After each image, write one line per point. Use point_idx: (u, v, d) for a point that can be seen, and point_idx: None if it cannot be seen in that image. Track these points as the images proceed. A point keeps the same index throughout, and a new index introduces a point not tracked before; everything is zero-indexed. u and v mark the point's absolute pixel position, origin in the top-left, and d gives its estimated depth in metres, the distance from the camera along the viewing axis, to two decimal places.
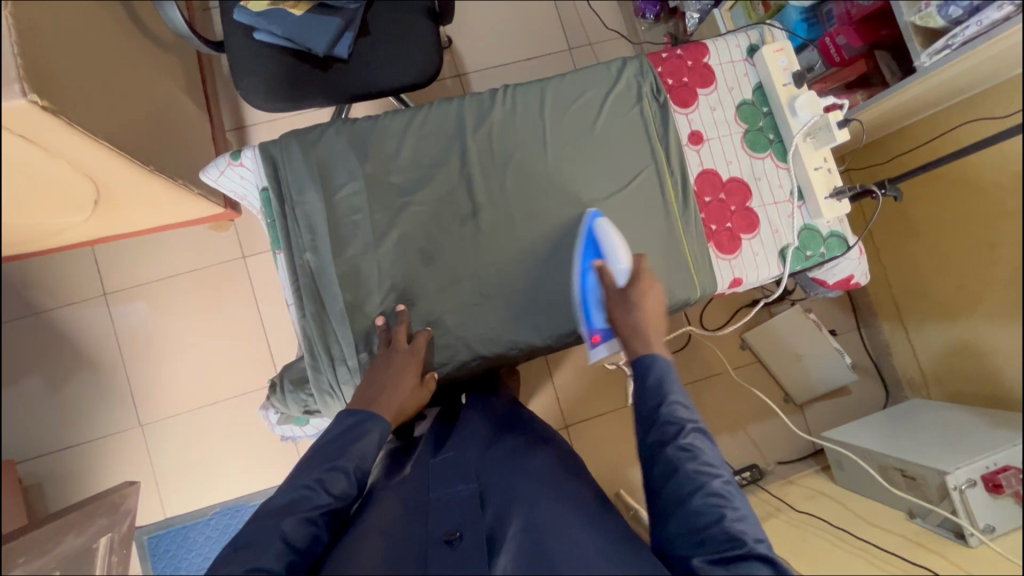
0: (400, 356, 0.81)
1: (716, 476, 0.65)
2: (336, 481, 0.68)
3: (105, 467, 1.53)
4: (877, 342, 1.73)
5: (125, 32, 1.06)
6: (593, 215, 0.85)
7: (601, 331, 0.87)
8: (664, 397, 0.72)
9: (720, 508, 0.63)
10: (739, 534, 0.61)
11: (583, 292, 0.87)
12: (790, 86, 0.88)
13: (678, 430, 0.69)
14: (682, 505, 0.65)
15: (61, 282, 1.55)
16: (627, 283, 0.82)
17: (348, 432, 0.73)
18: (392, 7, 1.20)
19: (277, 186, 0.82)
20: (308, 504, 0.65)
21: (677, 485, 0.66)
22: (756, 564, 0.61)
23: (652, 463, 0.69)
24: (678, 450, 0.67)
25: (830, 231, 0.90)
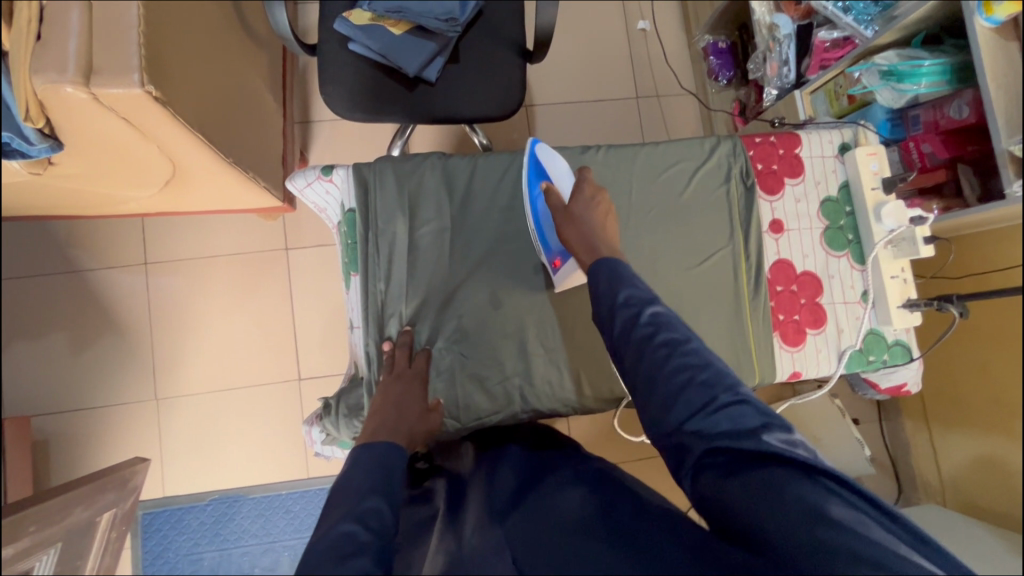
0: (405, 380, 0.79)
1: (684, 341, 0.66)
2: (373, 514, 0.59)
3: (112, 436, 1.51)
4: (898, 438, 1.71)
5: (231, 25, 1.08)
6: (533, 143, 0.86)
7: (560, 253, 0.83)
8: (617, 291, 0.72)
9: (692, 368, 0.63)
10: (712, 387, 0.62)
11: (535, 215, 0.83)
12: (878, 191, 0.88)
13: (638, 311, 0.69)
14: (658, 374, 0.64)
15: (105, 244, 1.56)
16: (573, 196, 0.82)
17: (374, 461, 0.67)
18: (485, 39, 1.22)
19: (364, 209, 0.83)
20: (354, 542, 0.56)
21: (647, 360, 0.66)
22: (742, 408, 0.60)
23: (623, 349, 0.69)
24: (644, 326, 0.67)
25: (896, 339, 0.90)
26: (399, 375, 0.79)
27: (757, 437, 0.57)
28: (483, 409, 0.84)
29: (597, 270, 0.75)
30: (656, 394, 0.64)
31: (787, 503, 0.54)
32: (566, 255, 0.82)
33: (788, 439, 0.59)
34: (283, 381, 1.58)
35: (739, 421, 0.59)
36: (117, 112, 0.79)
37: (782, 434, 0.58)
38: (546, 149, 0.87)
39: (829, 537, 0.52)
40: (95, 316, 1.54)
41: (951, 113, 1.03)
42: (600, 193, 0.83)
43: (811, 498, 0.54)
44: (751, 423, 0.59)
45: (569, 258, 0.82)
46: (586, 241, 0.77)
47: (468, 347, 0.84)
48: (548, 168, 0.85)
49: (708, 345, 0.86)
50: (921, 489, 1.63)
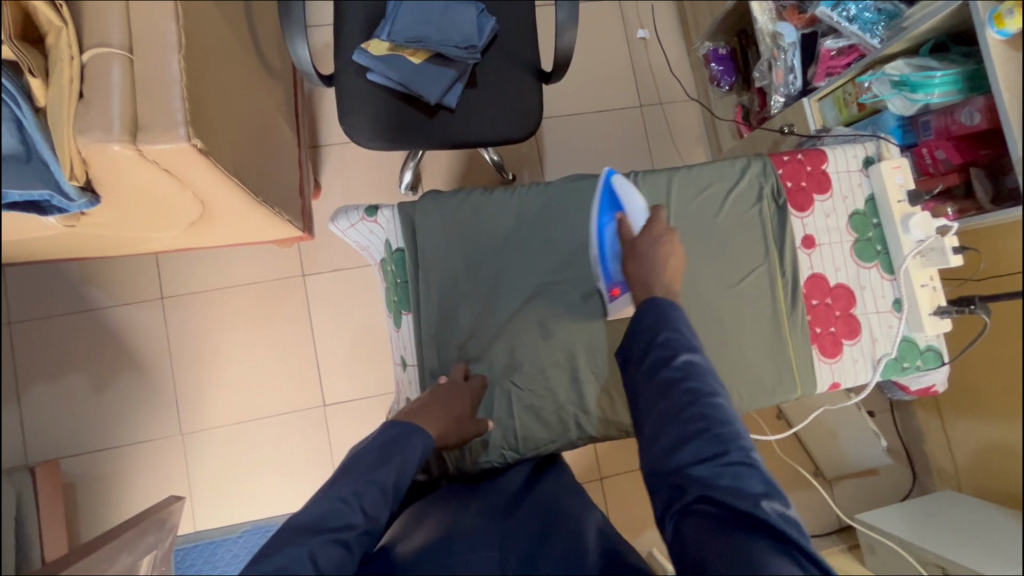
0: (455, 387, 0.81)
1: (710, 393, 0.69)
2: (369, 498, 0.65)
3: (139, 473, 1.50)
4: (910, 427, 1.75)
5: (252, 63, 1.08)
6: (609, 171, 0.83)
7: (620, 283, 0.85)
8: (659, 329, 0.75)
9: (712, 421, 0.67)
10: (727, 444, 0.65)
11: (600, 243, 0.84)
12: (904, 203, 0.91)
13: (672, 354, 0.73)
14: (679, 417, 0.68)
15: (121, 281, 1.55)
16: (645, 229, 0.84)
17: (391, 441, 0.72)
18: (502, 62, 1.23)
19: (413, 250, 0.85)
20: (343, 520, 0.63)
21: (670, 404, 0.69)
22: (746, 473, 0.64)
23: (649, 387, 0.73)
24: (675, 370, 0.71)
25: (927, 344, 0.92)
26: (447, 386, 0.81)
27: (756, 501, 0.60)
28: (539, 438, 0.86)
29: (643, 308, 0.77)
30: (670, 433, 0.68)
31: (761, 565, 0.56)
32: (626, 287, 0.84)
33: (784, 513, 0.62)
34: (308, 409, 1.58)
35: (741, 481, 0.63)
36: (159, 165, 0.79)
37: (779, 506, 0.61)
38: (624, 180, 0.84)
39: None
40: (114, 354, 1.52)
41: (962, 119, 1.06)
42: (669, 234, 0.84)
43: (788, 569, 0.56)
44: (753, 487, 0.62)
45: (628, 290, 0.85)
46: (645, 281, 0.79)
47: (521, 379, 0.86)
48: (622, 199, 0.85)
49: (750, 361, 0.88)
50: (936, 475, 1.67)
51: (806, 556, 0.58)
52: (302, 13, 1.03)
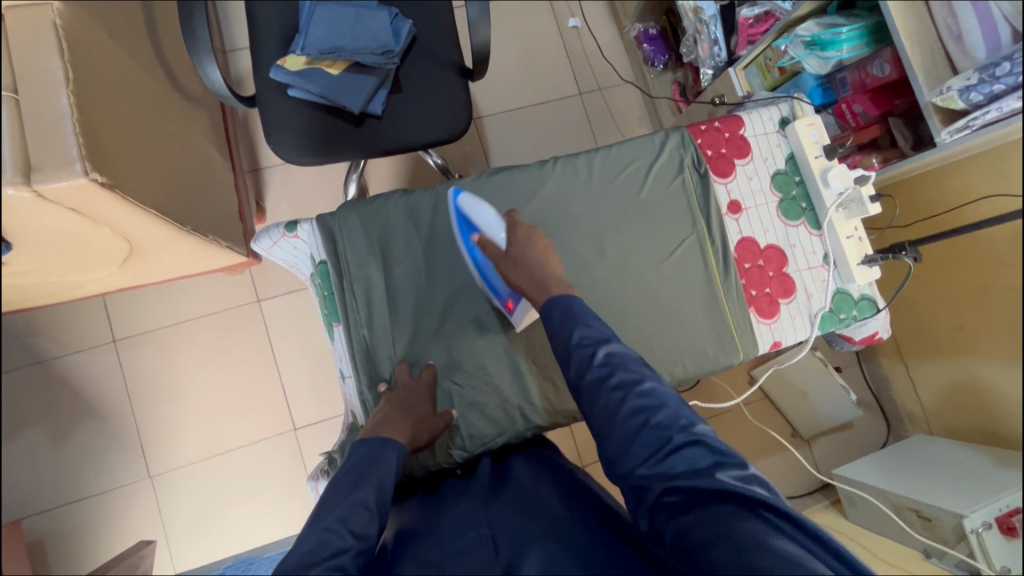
0: (408, 391, 0.81)
1: (638, 382, 0.69)
2: (356, 518, 0.63)
3: (110, 522, 1.46)
4: (878, 378, 1.78)
5: (164, 91, 1.06)
6: (454, 193, 0.86)
7: (511, 294, 0.85)
8: (571, 330, 0.76)
9: (646, 410, 0.67)
10: (666, 428, 0.65)
11: (477, 265, 0.86)
12: (821, 158, 0.93)
13: (592, 353, 0.73)
14: (617, 418, 0.68)
15: (68, 329, 1.51)
16: (508, 243, 0.83)
17: (365, 459, 0.71)
18: (424, 65, 1.22)
19: (336, 260, 0.84)
20: (332, 547, 0.59)
21: (603, 405, 0.69)
22: (695, 449, 0.63)
23: (582, 392, 0.72)
24: (598, 371, 0.71)
25: (861, 294, 0.94)
26: (402, 392, 0.81)
27: (708, 476, 0.60)
28: (487, 435, 0.86)
29: (550, 309, 0.78)
30: (614, 435, 0.67)
31: (731, 536, 0.56)
32: (517, 297, 0.84)
33: (741, 473, 0.61)
34: (278, 434, 1.55)
35: (692, 460, 0.62)
36: (64, 205, 0.77)
37: (735, 471, 0.61)
38: (470, 199, 0.86)
39: (769, 566, 0.52)
40: (70, 404, 1.49)
41: (875, 71, 1.09)
42: (534, 233, 0.84)
43: (757, 531, 0.56)
44: (702, 462, 0.61)
45: (521, 299, 0.84)
46: (537, 282, 0.81)
47: (462, 376, 0.86)
48: (477, 218, 0.85)
49: (690, 332, 0.89)
50: (907, 421, 1.70)
51: (772, 511, 0.58)
52: (207, 36, 1.00)
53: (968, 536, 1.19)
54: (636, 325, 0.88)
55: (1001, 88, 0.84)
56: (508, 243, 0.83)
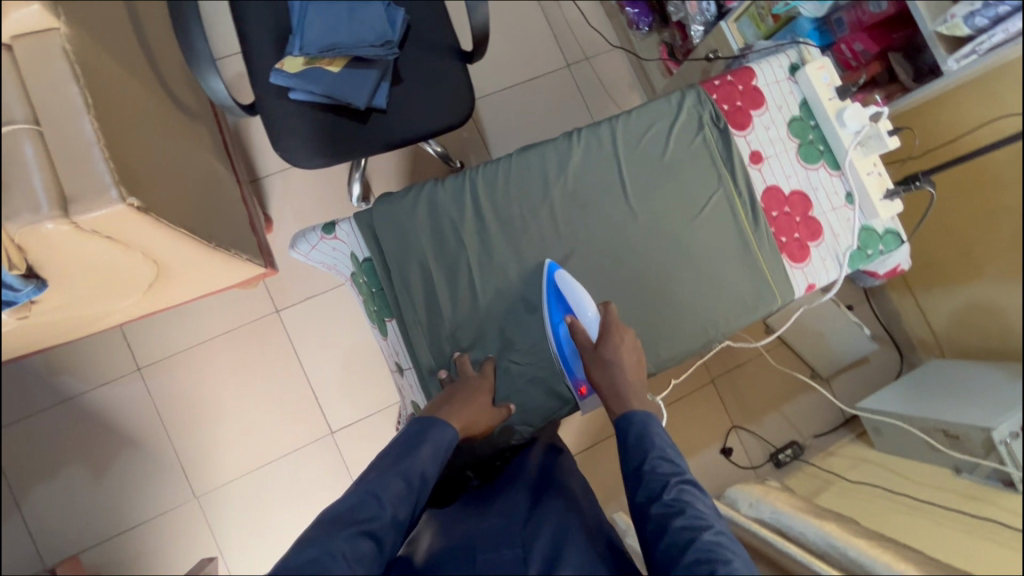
0: (471, 383, 0.83)
1: (706, 529, 0.64)
2: (396, 491, 0.69)
3: (163, 546, 1.47)
4: (888, 311, 1.83)
5: (165, 108, 1.04)
6: (553, 267, 0.85)
7: (585, 381, 0.87)
8: (644, 456, 0.74)
9: (713, 561, 0.61)
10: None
11: (559, 345, 0.86)
12: (834, 99, 0.95)
13: (662, 485, 0.70)
14: (677, 562, 0.63)
15: (91, 362, 1.49)
16: (599, 337, 0.84)
17: (417, 436, 0.76)
18: (422, 53, 1.21)
19: (381, 256, 0.85)
20: (368, 511, 0.65)
21: (668, 544, 0.65)
22: None
23: (646, 527, 0.69)
24: (665, 506, 0.68)
25: (886, 228, 0.96)
26: (463, 384, 0.82)
27: None
28: (549, 407, 0.88)
29: (627, 424, 0.78)
30: None
31: None
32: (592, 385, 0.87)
33: None
34: (317, 440, 1.56)
35: None
36: (100, 233, 0.76)
37: None
38: (568, 277, 0.85)
39: None
40: (105, 436, 1.48)
41: (871, 8, 1.07)
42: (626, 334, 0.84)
43: None
44: None
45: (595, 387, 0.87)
46: (614, 389, 0.81)
47: (517, 355, 0.88)
48: (571, 300, 0.85)
49: (730, 285, 0.91)
50: (920, 348, 1.76)
51: None
52: (206, 47, 0.98)
53: (997, 446, 1.20)
54: (676, 283, 0.90)
55: (1006, 10, 0.85)
56: (597, 340, 0.84)
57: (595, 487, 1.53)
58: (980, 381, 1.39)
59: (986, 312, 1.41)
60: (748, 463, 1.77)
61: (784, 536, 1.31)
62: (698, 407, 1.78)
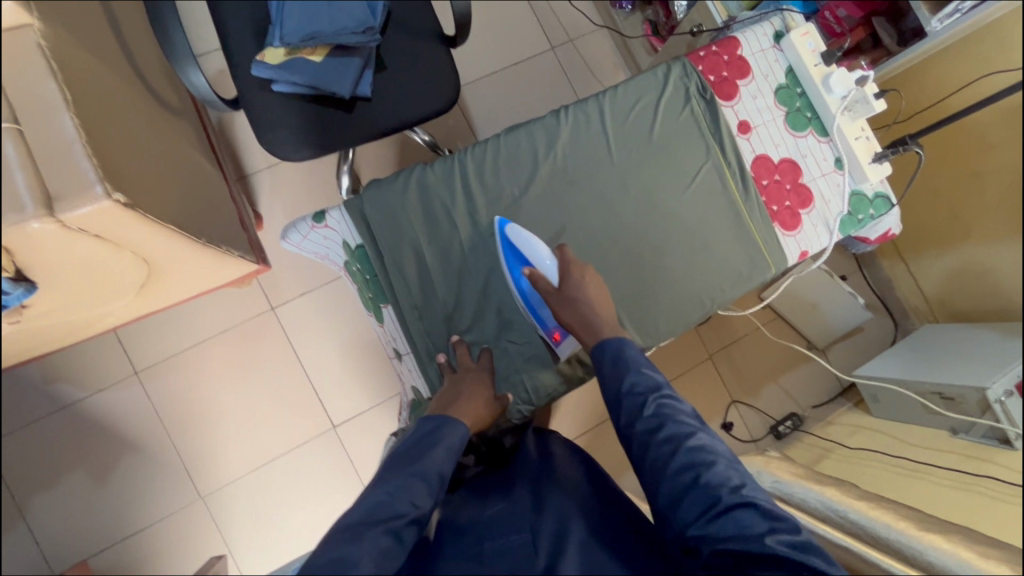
0: (471, 374, 0.84)
1: (688, 436, 0.71)
2: (416, 489, 0.68)
3: (172, 547, 1.48)
4: (880, 279, 1.84)
5: (146, 105, 1.02)
6: (501, 223, 0.84)
7: (558, 327, 0.85)
8: (622, 377, 0.77)
9: (698, 467, 0.67)
10: (717, 488, 0.66)
11: (524, 297, 0.84)
12: (820, 66, 0.95)
13: (643, 403, 0.74)
14: (665, 471, 0.69)
15: (87, 369, 1.48)
16: (561, 279, 0.82)
17: (430, 435, 0.75)
18: (405, 39, 1.20)
19: (372, 242, 0.85)
20: (389, 510, 0.65)
21: (652, 457, 0.70)
22: (744, 511, 0.64)
23: (631, 440, 0.74)
24: (648, 422, 0.73)
25: (875, 192, 0.97)
26: (465, 375, 0.84)
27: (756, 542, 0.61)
28: (547, 386, 0.88)
29: (599, 349, 0.80)
30: (662, 485, 0.69)
31: None
32: (564, 330, 0.85)
33: (787, 537, 0.63)
34: (319, 435, 1.56)
35: (742, 523, 0.63)
36: (87, 231, 0.75)
37: (784, 537, 0.62)
38: (519, 228, 0.83)
39: None
40: (106, 442, 1.48)
41: None
42: (586, 272, 0.84)
43: None
44: (751, 527, 0.63)
45: (568, 332, 0.85)
46: (589, 325, 0.81)
47: (515, 334, 0.88)
48: (524, 249, 0.83)
49: (723, 256, 0.91)
50: (913, 314, 1.78)
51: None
52: (185, 41, 0.97)
53: (992, 406, 1.23)
54: (670, 255, 0.90)
55: None
56: (560, 282, 0.82)
57: (599, 467, 1.54)
58: (974, 343, 1.40)
59: (980, 274, 1.43)
60: (749, 437, 1.78)
61: (787, 503, 1.33)
62: (697, 384, 1.80)
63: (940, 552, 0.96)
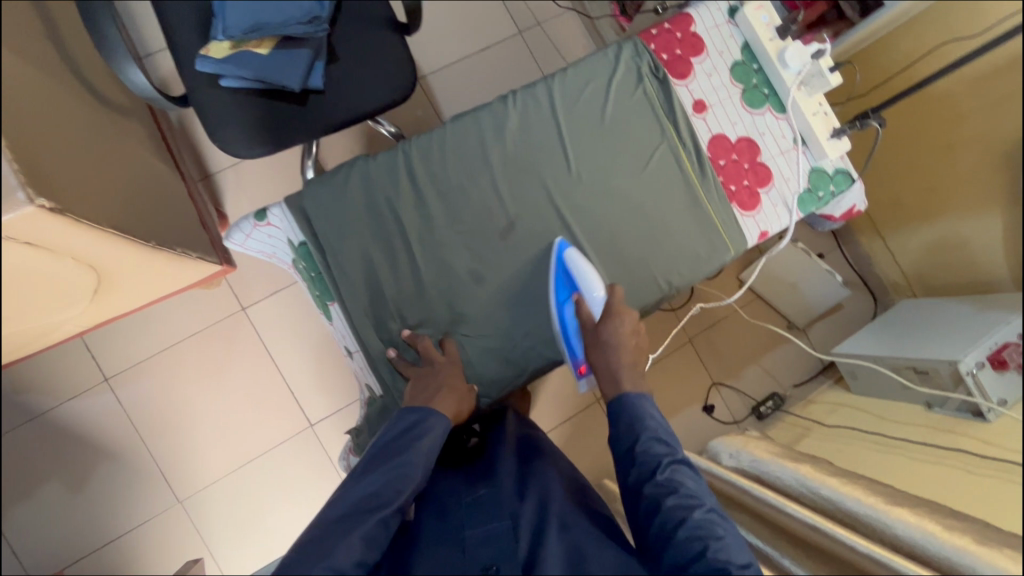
0: (441, 367, 0.82)
1: (697, 506, 0.70)
2: (402, 478, 0.71)
3: (152, 552, 1.47)
4: (859, 256, 1.83)
5: (86, 108, 0.99)
6: (561, 245, 0.85)
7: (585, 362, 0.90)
8: (637, 436, 0.78)
9: (705, 539, 0.67)
10: (724, 563, 0.65)
11: (563, 324, 0.86)
12: (775, 40, 0.92)
13: (655, 467, 0.74)
14: (671, 537, 0.68)
15: (55, 377, 1.46)
16: (602, 316, 0.84)
17: (411, 426, 0.76)
18: (356, 28, 1.16)
19: (315, 239, 0.83)
20: (376, 499, 0.68)
21: (660, 524, 0.70)
22: None
23: (638, 504, 0.74)
24: (658, 486, 0.72)
25: (835, 168, 0.95)
26: (427, 370, 0.82)
27: None
28: (505, 378, 0.88)
29: (618, 405, 0.81)
30: (668, 552, 0.68)
31: None
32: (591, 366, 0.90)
33: None
34: (296, 435, 1.55)
35: None
36: (17, 240, 0.73)
37: None
38: (579, 255, 0.84)
39: None
40: (79, 451, 1.46)
41: None
42: (629, 314, 0.85)
43: None
44: None
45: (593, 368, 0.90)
46: (611, 371, 0.83)
47: (469, 328, 0.86)
48: (578, 277, 0.84)
49: (679, 239, 0.89)
50: (891, 289, 1.77)
51: None
52: (120, 38, 0.94)
53: (964, 378, 1.20)
54: (625, 240, 0.88)
55: None
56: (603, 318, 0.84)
57: (579, 455, 1.54)
58: (948, 317, 1.40)
59: (955, 248, 1.41)
60: (731, 418, 1.78)
61: (763, 481, 1.33)
62: (678, 368, 1.79)
63: (908, 525, 0.98)
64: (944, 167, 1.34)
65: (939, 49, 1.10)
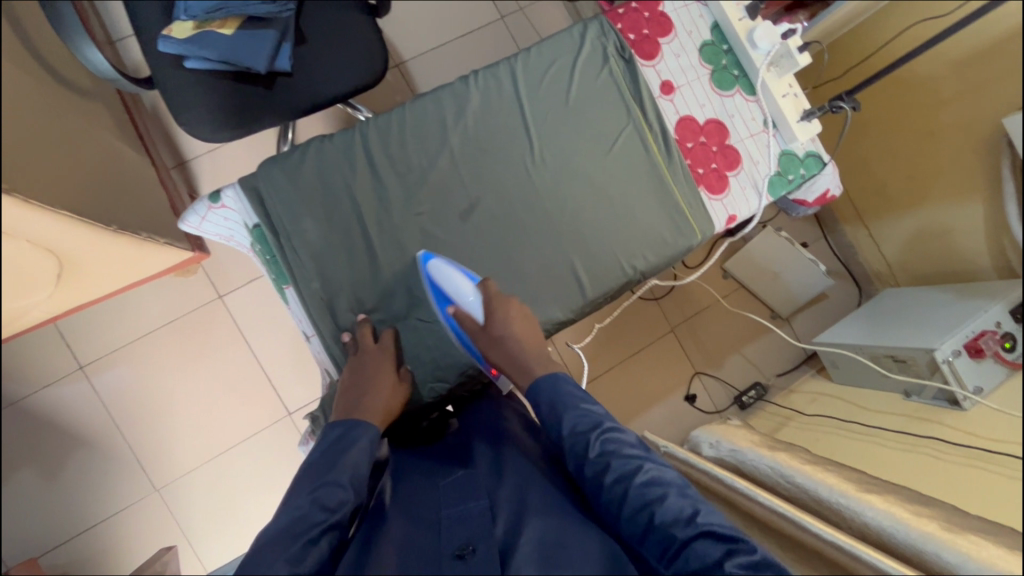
0: (371, 356, 0.81)
1: (635, 472, 0.65)
2: (330, 494, 0.64)
3: (128, 540, 1.47)
4: (843, 245, 1.81)
5: (46, 89, 0.98)
6: (424, 259, 0.82)
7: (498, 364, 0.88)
8: (562, 420, 0.72)
9: (650, 505, 0.62)
10: (671, 525, 0.60)
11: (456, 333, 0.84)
12: (745, 20, 0.91)
13: (587, 446, 0.69)
14: (620, 514, 0.64)
15: (28, 365, 1.45)
16: (486, 317, 0.81)
17: (338, 441, 0.71)
18: (324, 9, 1.14)
19: (268, 220, 0.82)
20: (307, 521, 0.61)
21: (607, 502, 0.65)
22: (703, 541, 0.59)
23: (585, 486, 0.69)
24: (594, 466, 0.67)
25: (806, 152, 0.94)
26: (364, 356, 0.81)
27: None
28: (466, 362, 0.87)
29: (536, 392, 0.76)
30: (621, 527, 0.64)
31: None
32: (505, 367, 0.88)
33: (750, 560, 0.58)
34: (274, 423, 1.55)
35: (702, 556, 0.58)
36: None
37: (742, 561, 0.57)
38: (441, 265, 0.81)
39: None
40: (53, 439, 1.45)
41: None
42: (513, 304, 0.82)
43: None
44: (711, 558, 0.57)
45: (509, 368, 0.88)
46: (517, 365, 0.79)
47: (426, 312, 0.86)
48: (447, 288, 0.82)
49: (644, 222, 0.88)
50: (874, 278, 1.75)
51: None
52: (76, 17, 0.92)
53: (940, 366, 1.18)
54: (589, 224, 0.87)
55: None
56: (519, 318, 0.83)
57: None
58: (933, 303, 1.38)
59: (939, 236, 1.40)
60: (713, 408, 1.77)
61: (741, 472, 1.32)
62: (660, 358, 1.78)
63: (877, 512, 0.96)
64: (928, 153, 1.32)
65: (919, 24, 1.12)
